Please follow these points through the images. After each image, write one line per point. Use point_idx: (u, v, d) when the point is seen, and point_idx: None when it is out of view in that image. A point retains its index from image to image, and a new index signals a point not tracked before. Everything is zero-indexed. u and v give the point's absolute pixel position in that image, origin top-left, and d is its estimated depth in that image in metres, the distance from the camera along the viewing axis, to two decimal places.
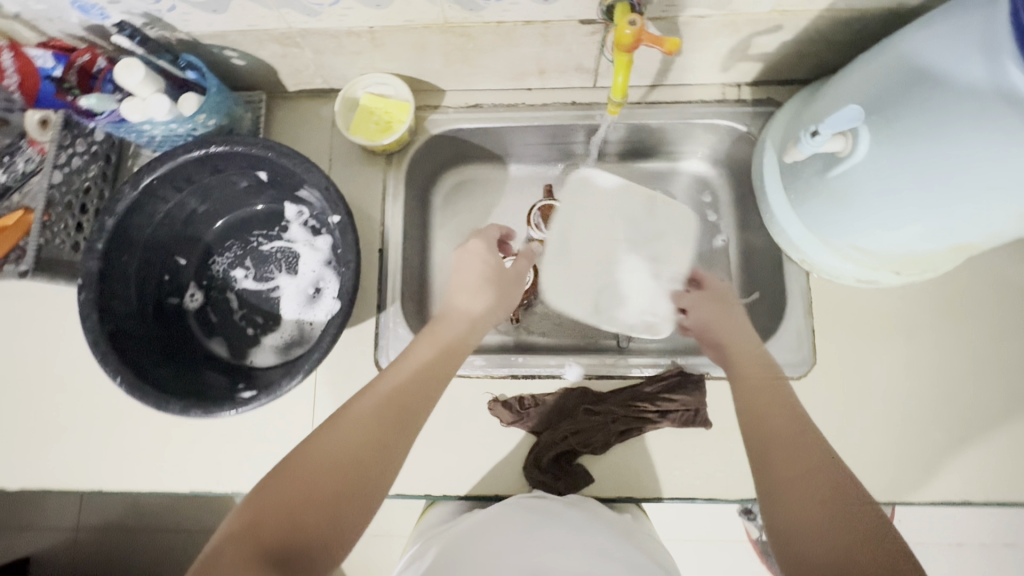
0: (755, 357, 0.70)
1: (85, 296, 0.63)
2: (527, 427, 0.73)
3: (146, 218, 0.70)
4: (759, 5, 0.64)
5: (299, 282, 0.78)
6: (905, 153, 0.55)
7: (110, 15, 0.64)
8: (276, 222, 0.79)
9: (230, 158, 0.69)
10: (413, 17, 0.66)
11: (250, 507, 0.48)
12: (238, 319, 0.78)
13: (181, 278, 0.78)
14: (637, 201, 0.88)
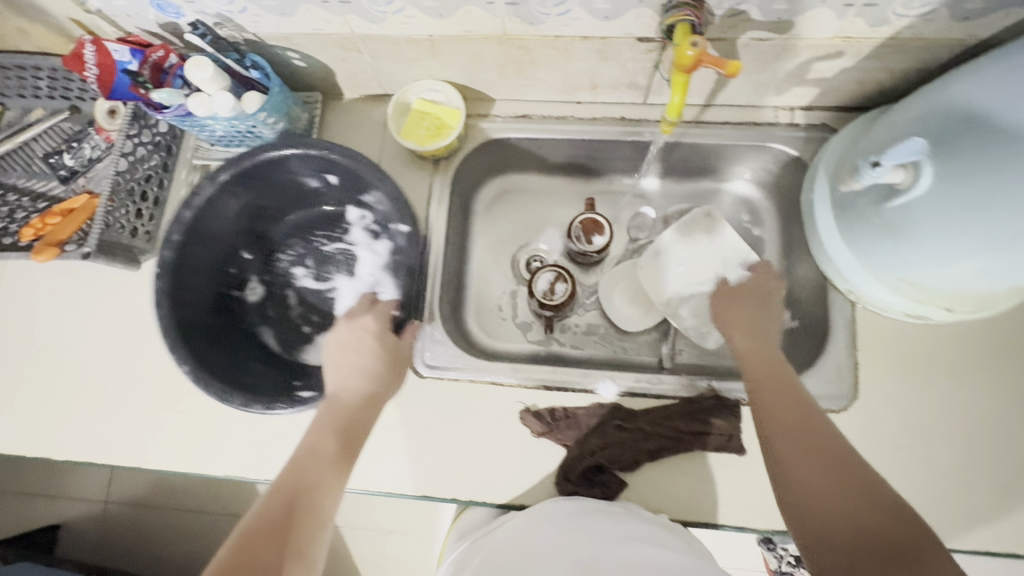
0: (767, 355, 0.67)
1: (160, 285, 0.66)
2: (557, 440, 0.73)
3: (222, 213, 0.73)
4: (822, 30, 0.63)
5: (356, 285, 0.81)
6: (966, 189, 0.53)
7: (185, 14, 0.68)
8: (338, 224, 0.82)
9: (303, 163, 0.72)
10: (472, 28, 0.67)
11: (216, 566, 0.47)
12: (296, 316, 0.81)
13: (245, 270, 0.80)
14: (738, 247, 0.86)
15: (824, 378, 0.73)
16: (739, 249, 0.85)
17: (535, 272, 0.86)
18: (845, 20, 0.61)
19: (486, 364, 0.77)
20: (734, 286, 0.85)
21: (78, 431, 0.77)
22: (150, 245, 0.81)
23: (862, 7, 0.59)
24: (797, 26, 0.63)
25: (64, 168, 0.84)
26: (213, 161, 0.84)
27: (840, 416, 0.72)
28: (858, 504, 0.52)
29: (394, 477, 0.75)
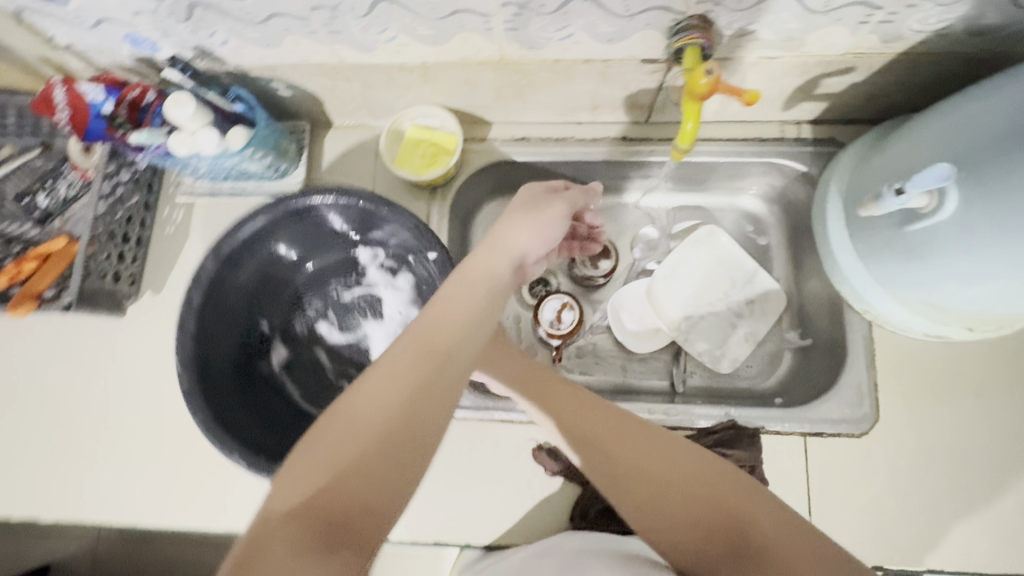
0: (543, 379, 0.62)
1: (183, 377, 0.61)
2: (572, 477, 0.70)
3: (233, 275, 0.69)
4: (834, 47, 0.61)
5: (386, 328, 0.78)
6: (993, 218, 0.51)
7: (161, 49, 0.64)
8: (352, 270, 0.78)
9: (314, 208, 0.68)
10: (468, 54, 0.64)
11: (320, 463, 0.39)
12: (333, 375, 0.77)
13: (269, 332, 0.76)
14: (745, 266, 0.86)
15: (844, 402, 0.70)
16: (745, 268, 0.86)
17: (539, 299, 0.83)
18: (858, 37, 0.59)
19: (496, 400, 0.73)
20: (743, 304, 0.85)
21: (66, 490, 0.73)
22: (133, 287, 0.77)
23: (876, 24, 0.57)
24: (807, 44, 0.60)
25: (36, 210, 0.79)
26: (199, 197, 0.81)
27: (861, 440, 0.70)
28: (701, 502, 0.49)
29: (403, 523, 0.72)
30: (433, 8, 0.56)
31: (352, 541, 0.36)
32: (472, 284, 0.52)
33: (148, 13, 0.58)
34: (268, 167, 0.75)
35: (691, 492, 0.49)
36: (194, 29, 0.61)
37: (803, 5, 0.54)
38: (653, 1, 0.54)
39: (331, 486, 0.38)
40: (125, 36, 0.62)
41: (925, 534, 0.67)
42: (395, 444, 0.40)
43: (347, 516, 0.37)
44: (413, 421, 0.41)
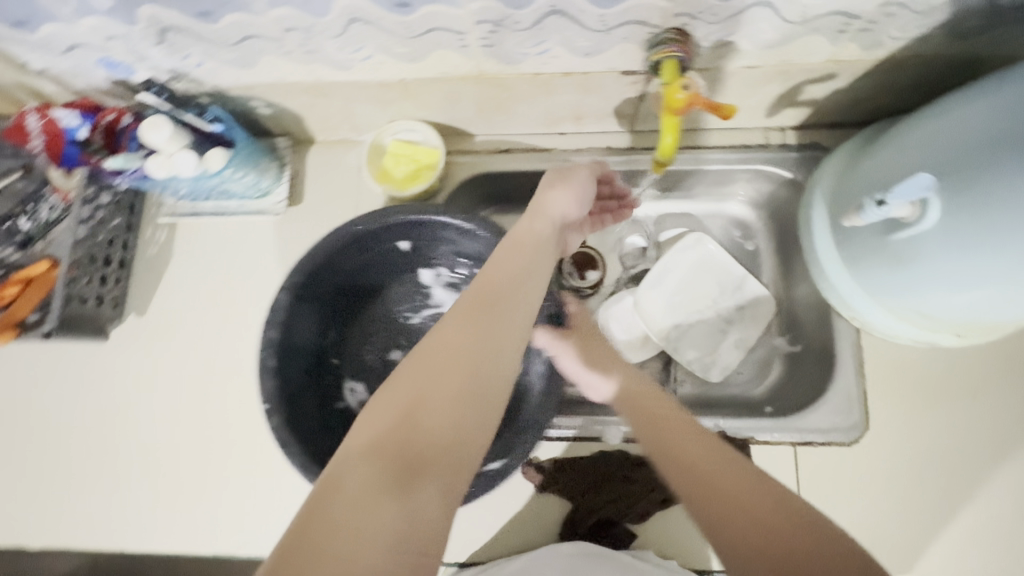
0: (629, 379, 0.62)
1: (276, 419, 0.59)
2: (563, 492, 0.70)
3: (307, 309, 0.67)
4: (815, 56, 0.60)
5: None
6: (979, 228, 0.51)
7: (137, 72, 0.63)
8: (419, 292, 0.77)
9: (388, 232, 0.68)
10: (447, 70, 0.63)
11: (389, 408, 0.42)
12: None
13: (343, 369, 0.74)
14: (734, 272, 0.85)
15: (834, 410, 0.70)
16: (734, 274, 0.85)
17: None
18: (839, 45, 0.58)
19: None
20: (733, 311, 0.84)
21: (59, 516, 0.73)
22: (117, 311, 0.76)
23: (856, 32, 0.56)
24: (788, 53, 0.60)
25: (18, 234, 0.78)
26: (181, 218, 0.80)
27: (852, 447, 0.70)
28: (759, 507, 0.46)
29: None
30: (407, 26, 0.55)
31: (424, 480, 0.40)
32: (519, 249, 0.55)
33: (120, 38, 0.57)
34: (249, 185, 0.75)
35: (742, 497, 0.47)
36: (167, 52, 0.60)
37: (780, 15, 0.54)
38: (629, 14, 0.54)
39: (399, 434, 0.41)
40: (99, 60, 0.61)
41: (920, 541, 0.66)
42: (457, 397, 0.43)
43: (417, 459, 0.40)
44: (475, 378, 0.45)
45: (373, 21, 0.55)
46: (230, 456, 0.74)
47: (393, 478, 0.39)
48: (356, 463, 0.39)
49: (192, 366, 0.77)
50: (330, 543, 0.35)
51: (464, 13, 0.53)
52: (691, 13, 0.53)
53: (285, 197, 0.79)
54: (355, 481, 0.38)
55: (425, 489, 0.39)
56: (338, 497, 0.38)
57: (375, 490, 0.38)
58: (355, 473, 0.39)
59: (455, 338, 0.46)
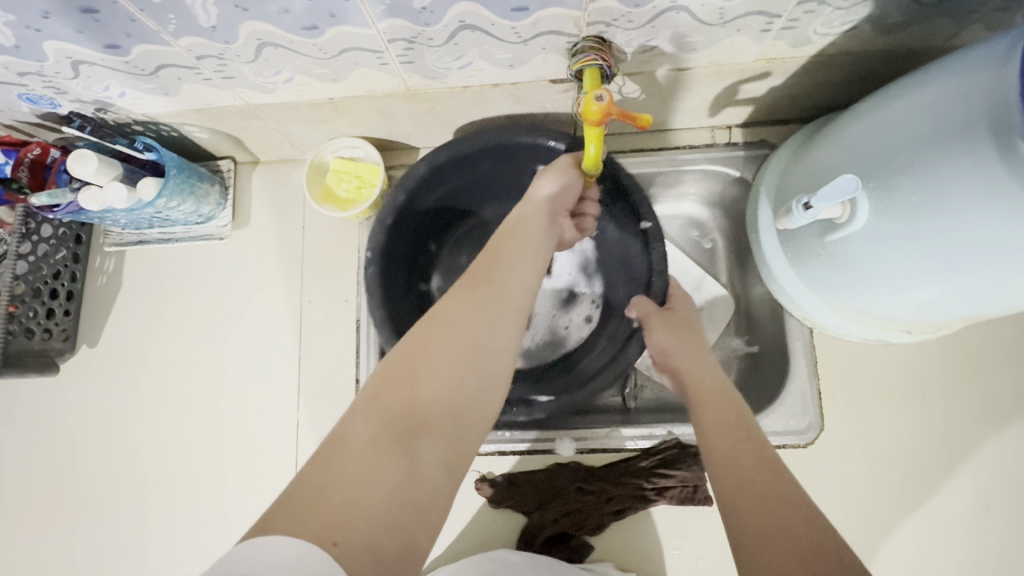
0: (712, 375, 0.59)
1: (371, 270, 0.63)
2: (517, 508, 0.70)
3: (430, 188, 0.68)
4: (744, 55, 0.59)
5: (558, 285, 0.79)
6: (908, 228, 0.50)
7: (60, 104, 0.63)
8: None
9: (539, 153, 0.66)
10: (373, 88, 0.63)
11: (389, 373, 0.43)
12: None
13: (434, 254, 0.77)
14: (692, 272, 0.82)
15: (789, 413, 0.68)
16: (690, 275, 0.82)
17: None
18: (766, 43, 0.57)
19: None
20: None
21: (21, 548, 0.74)
22: (68, 343, 0.76)
23: (780, 30, 0.55)
24: (716, 54, 0.58)
25: None
26: (127, 246, 0.79)
27: (808, 448, 0.69)
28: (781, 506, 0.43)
29: None
30: (320, 48, 0.54)
31: (424, 440, 0.41)
32: (518, 229, 0.55)
33: (34, 73, 0.57)
34: (191, 212, 0.74)
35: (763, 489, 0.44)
36: (86, 84, 0.59)
37: (697, 18, 0.52)
38: (543, 25, 0.52)
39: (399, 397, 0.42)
40: (20, 95, 0.61)
41: (875, 540, 0.66)
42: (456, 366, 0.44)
43: (414, 420, 0.41)
44: (475, 348, 0.45)
45: (283, 45, 0.54)
46: (189, 482, 0.74)
47: (390, 436, 0.40)
48: (356, 422, 0.40)
49: (146, 390, 0.77)
50: (325, 494, 0.36)
51: (374, 32, 0.52)
52: (606, 21, 0.52)
53: (230, 221, 0.79)
54: (354, 438, 0.39)
55: (422, 449, 0.40)
56: (338, 454, 0.38)
57: (370, 445, 0.39)
58: (354, 428, 0.40)
59: (454, 311, 0.46)
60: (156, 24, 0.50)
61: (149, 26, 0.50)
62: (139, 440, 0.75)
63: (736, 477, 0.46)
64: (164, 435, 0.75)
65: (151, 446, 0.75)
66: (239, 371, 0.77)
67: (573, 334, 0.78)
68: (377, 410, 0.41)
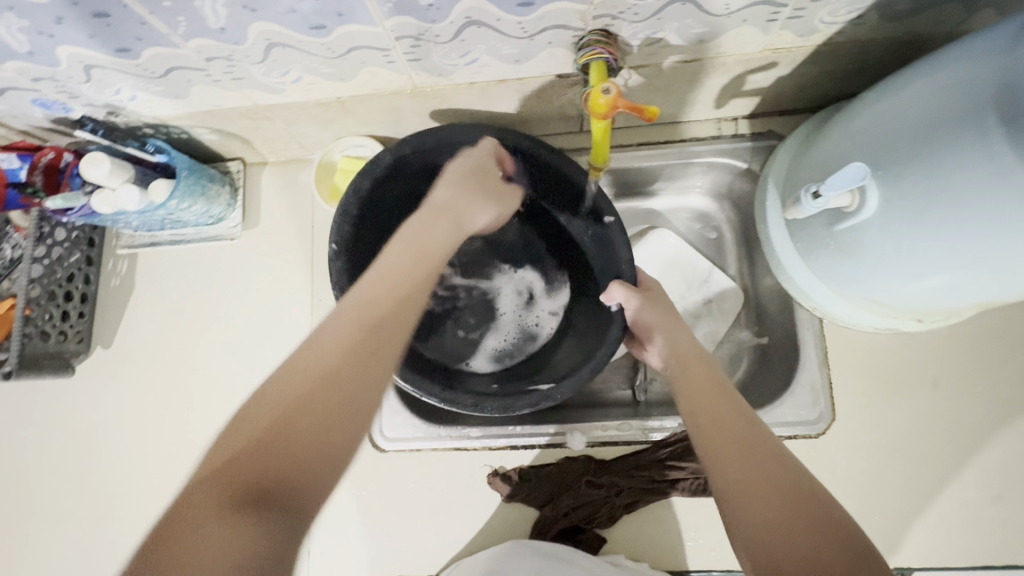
0: (696, 353, 0.56)
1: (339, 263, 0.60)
2: (529, 502, 0.70)
3: (388, 185, 0.66)
4: (750, 46, 0.59)
5: (517, 283, 0.79)
6: (918, 217, 0.50)
7: (72, 109, 0.64)
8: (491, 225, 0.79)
9: None
10: (380, 86, 0.63)
11: (258, 421, 0.40)
12: (452, 318, 0.78)
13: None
14: (700, 265, 0.82)
15: (799, 403, 0.68)
16: (698, 268, 0.82)
17: (454, 300, 0.79)
18: (772, 33, 0.57)
19: (446, 432, 0.71)
20: (701, 305, 0.82)
21: (40, 547, 0.75)
22: (83, 344, 0.77)
23: (786, 20, 0.55)
24: (721, 45, 0.58)
25: None
26: (140, 248, 0.81)
27: (819, 439, 0.69)
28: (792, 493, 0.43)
29: (363, 558, 0.71)
30: (328, 47, 0.55)
31: (276, 500, 0.37)
32: (418, 262, 0.51)
33: (47, 78, 0.57)
34: (201, 213, 0.74)
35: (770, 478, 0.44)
36: (97, 88, 0.60)
37: (703, 9, 0.52)
38: (549, 20, 0.52)
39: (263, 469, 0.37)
40: (33, 101, 0.62)
41: (889, 530, 0.66)
42: (333, 425, 0.41)
43: (275, 480, 0.37)
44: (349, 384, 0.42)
45: (292, 45, 0.54)
46: None
47: (244, 499, 0.36)
48: (205, 485, 0.36)
49: (159, 390, 0.78)
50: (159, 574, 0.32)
51: (381, 30, 0.53)
52: (611, 14, 0.52)
53: (240, 221, 0.80)
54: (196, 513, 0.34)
55: (281, 513, 0.36)
56: (180, 524, 0.34)
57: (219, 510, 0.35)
58: (202, 491, 0.36)
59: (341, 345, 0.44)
60: (167, 27, 0.50)
61: (160, 29, 0.51)
62: (149, 441, 0.76)
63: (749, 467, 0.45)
64: (174, 436, 0.76)
65: (162, 447, 0.76)
66: (251, 369, 0.77)
67: (542, 329, 0.77)
68: (228, 483, 0.36)
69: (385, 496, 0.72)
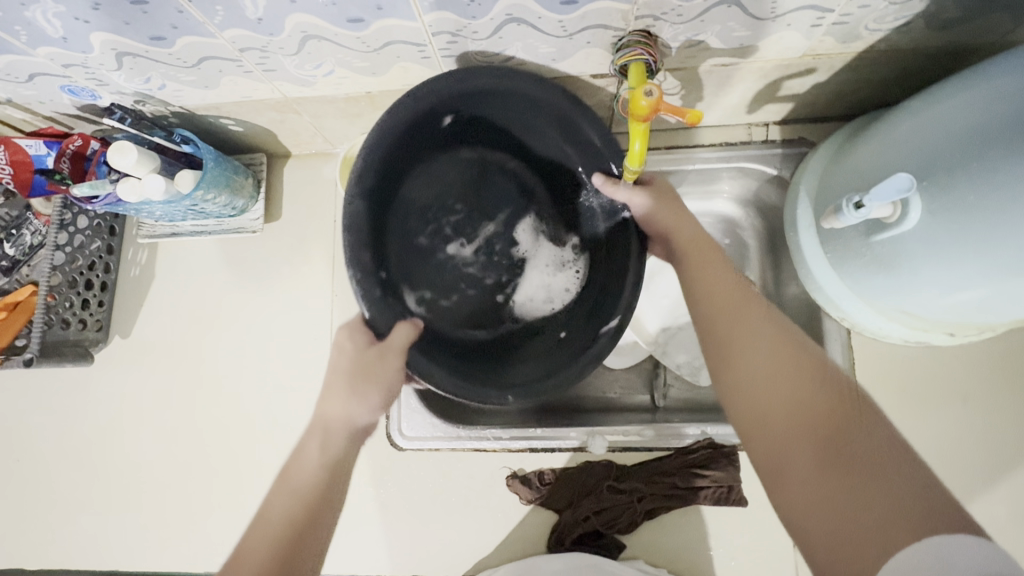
0: (717, 265, 0.56)
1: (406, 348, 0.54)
2: (549, 505, 0.70)
3: (370, 204, 0.56)
4: (790, 51, 0.58)
5: (527, 206, 0.67)
6: (960, 230, 0.49)
7: (101, 96, 0.63)
8: (467, 172, 0.66)
9: (464, 97, 0.57)
10: (412, 81, 0.62)
11: None
12: (483, 294, 0.66)
13: (394, 278, 0.60)
14: None
15: None
16: None
17: (480, 269, 0.66)
18: (815, 39, 0.56)
19: (463, 432, 0.70)
20: None
21: (55, 535, 0.75)
22: (101, 333, 0.77)
23: (831, 25, 0.54)
24: (761, 49, 0.57)
25: (2, 259, 0.76)
26: (160, 238, 0.79)
27: None
28: (805, 393, 0.45)
29: (382, 556, 0.70)
30: (363, 41, 0.54)
31: None
32: (267, 536, 0.46)
33: (78, 65, 0.57)
34: (224, 205, 0.74)
35: (780, 382, 0.46)
36: (128, 76, 0.59)
37: (748, 12, 0.51)
38: (590, 20, 0.52)
39: None
40: (62, 87, 0.61)
41: None
42: None
43: None
44: None
45: (328, 38, 0.54)
46: (216, 473, 0.74)
47: None
48: None
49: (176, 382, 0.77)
50: None
51: (420, 25, 0.52)
52: (654, 15, 0.51)
53: (262, 214, 0.79)
54: None
55: None
56: None
57: None
58: None
59: None
60: (204, 16, 0.50)
61: (196, 18, 0.50)
62: (163, 434, 0.76)
63: (765, 377, 0.47)
64: (189, 430, 0.76)
65: (177, 440, 0.76)
66: (270, 363, 0.77)
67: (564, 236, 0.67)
68: None
69: (403, 494, 0.72)
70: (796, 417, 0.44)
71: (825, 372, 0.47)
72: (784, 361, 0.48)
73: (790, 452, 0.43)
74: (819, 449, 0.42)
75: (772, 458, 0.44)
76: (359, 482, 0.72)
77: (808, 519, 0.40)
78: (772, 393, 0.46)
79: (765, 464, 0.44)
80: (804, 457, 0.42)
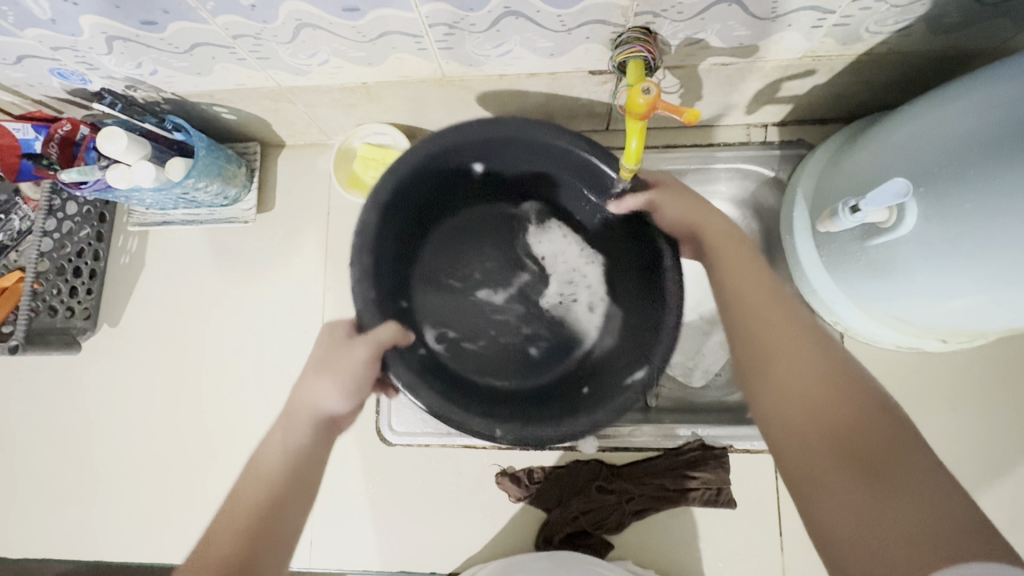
0: (739, 258, 0.51)
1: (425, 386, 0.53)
2: (538, 504, 0.69)
3: (389, 245, 0.57)
4: (790, 51, 0.57)
5: (555, 249, 0.69)
6: (956, 238, 0.49)
7: (91, 80, 0.62)
8: (494, 222, 0.69)
9: (478, 149, 0.58)
10: (408, 73, 0.61)
11: None
12: (516, 342, 0.67)
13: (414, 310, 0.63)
14: None
15: None
16: None
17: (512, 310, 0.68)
18: (815, 40, 0.55)
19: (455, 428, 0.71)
20: None
21: (40, 524, 0.74)
22: (90, 321, 0.76)
23: (832, 27, 0.53)
24: (761, 50, 0.57)
25: None
26: (150, 226, 0.78)
27: None
28: (841, 398, 0.39)
29: (371, 551, 0.70)
30: (359, 31, 0.53)
31: None
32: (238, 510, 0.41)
33: (67, 48, 0.56)
34: (217, 194, 0.73)
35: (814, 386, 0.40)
36: (118, 61, 0.58)
37: (748, 11, 0.51)
38: (589, 15, 0.51)
39: None
40: (52, 70, 0.60)
41: None
42: None
43: None
44: None
45: (323, 27, 0.53)
46: (204, 464, 0.74)
47: None
48: None
49: (165, 371, 0.76)
50: None
51: (416, 16, 0.51)
52: (654, 11, 0.50)
53: (255, 204, 0.78)
54: None
55: None
56: None
57: None
58: None
59: None
60: (195, 1, 0.49)
61: (188, 2, 0.49)
62: (152, 424, 0.75)
63: (796, 380, 0.41)
64: (177, 421, 0.75)
65: (165, 431, 0.75)
66: (261, 355, 0.76)
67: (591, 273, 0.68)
68: None
69: (392, 490, 0.71)
70: (833, 427, 0.38)
71: (861, 378, 0.41)
72: (818, 364, 0.42)
73: (825, 470, 0.37)
74: (856, 468, 0.36)
75: (800, 476, 0.38)
76: (349, 476, 0.72)
77: (849, 545, 0.34)
78: (806, 398, 0.40)
79: (795, 478, 0.38)
80: (842, 472, 0.36)
